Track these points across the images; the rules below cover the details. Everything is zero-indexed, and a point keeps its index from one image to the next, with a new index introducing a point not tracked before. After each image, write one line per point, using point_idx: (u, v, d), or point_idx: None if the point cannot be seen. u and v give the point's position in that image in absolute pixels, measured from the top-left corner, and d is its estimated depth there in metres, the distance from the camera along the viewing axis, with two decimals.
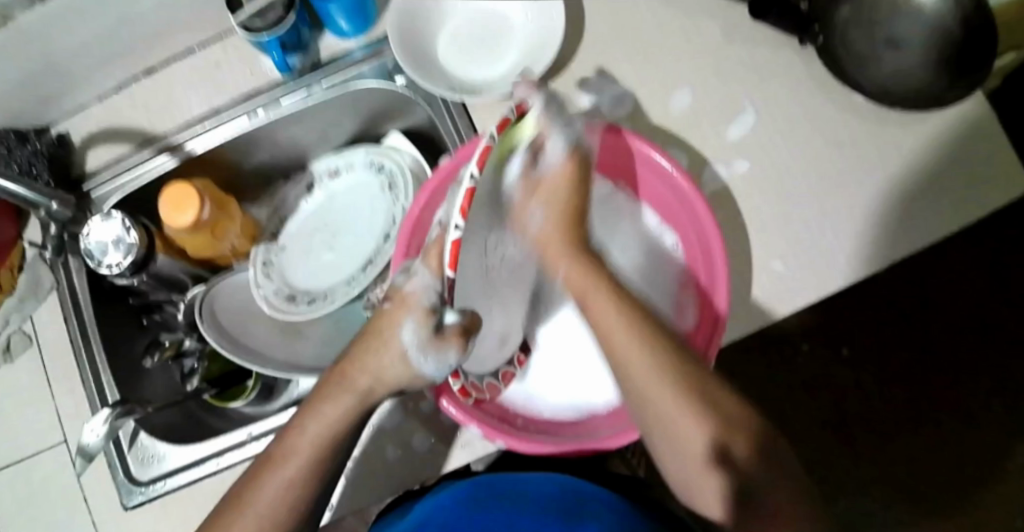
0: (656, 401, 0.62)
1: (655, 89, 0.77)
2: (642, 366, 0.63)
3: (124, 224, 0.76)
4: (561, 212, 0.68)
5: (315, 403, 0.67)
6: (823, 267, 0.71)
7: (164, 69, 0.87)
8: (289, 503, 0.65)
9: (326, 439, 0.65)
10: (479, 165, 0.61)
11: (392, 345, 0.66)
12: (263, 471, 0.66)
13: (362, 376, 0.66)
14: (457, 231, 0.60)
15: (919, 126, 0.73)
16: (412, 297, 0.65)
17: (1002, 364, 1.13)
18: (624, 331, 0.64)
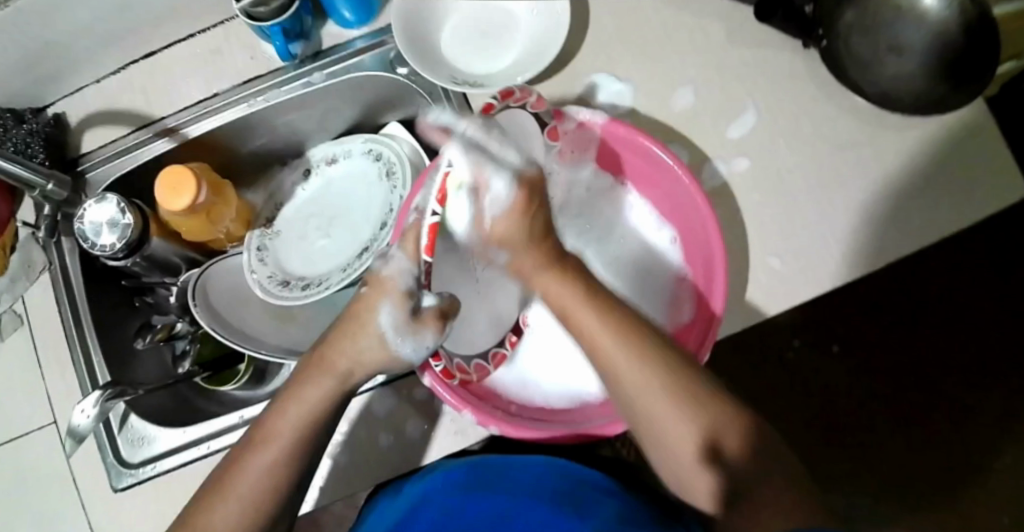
0: (637, 398, 0.62)
1: (657, 86, 0.77)
2: (623, 363, 0.62)
3: (119, 206, 0.76)
4: (523, 245, 0.65)
5: (296, 388, 0.67)
6: (821, 267, 0.71)
7: (163, 51, 0.86)
8: (271, 487, 0.64)
9: (309, 422, 0.65)
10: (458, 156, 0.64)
11: (369, 327, 0.66)
12: (242, 455, 0.65)
13: (339, 360, 0.67)
14: (434, 217, 0.64)
15: (921, 131, 0.72)
16: (389, 281, 0.66)
17: (997, 369, 1.12)
18: (603, 339, 0.62)
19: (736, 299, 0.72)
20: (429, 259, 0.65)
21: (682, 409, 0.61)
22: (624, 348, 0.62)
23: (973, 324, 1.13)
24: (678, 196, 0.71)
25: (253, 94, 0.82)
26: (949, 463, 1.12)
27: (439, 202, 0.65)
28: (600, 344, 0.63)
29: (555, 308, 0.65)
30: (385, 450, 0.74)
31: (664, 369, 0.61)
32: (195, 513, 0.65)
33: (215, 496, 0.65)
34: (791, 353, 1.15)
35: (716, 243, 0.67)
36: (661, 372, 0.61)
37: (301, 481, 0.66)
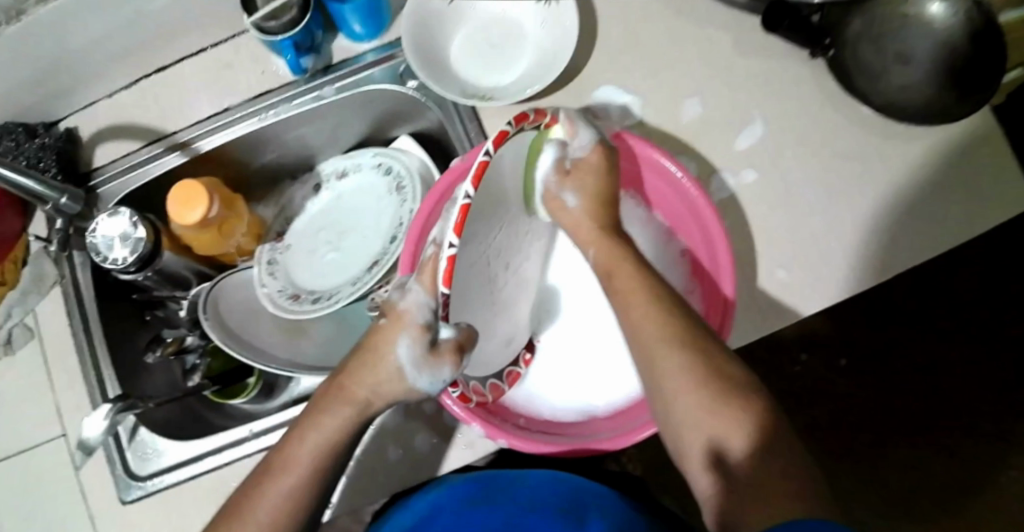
0: (660, 359, 0.63)
1: (665, 98, 0.77)
2: (653, 324, 0.64)
3: (131, 220, 0.77)
4: (592, 196, 0.69)
5: (315, 415, 0.66)
6: (830, 276, 0.71)
7: (174, 67, 0.87)
8: (291, 510, 0.64)
9: (332, 446, 0.65)
10: (474, 182, 0.58)
11: (387, 359, 0.65)
12: (261, 482, 0.65)
13: (359, 388, 0.66)
14: (453, 249, 0.56)
15: (929, 141, 0.72)
16: (406, 314, 0.64)
17: (1010, 381, 1.11)
18: (637, 297, 0.65)
19: (744, 310, 0.72)
20: (448, 291, 0.58)
21: (698, 385, 0.61)
22: (659, 309, 0.64)
23: (984, 337, 1.12)
24: (686, 208, 0.71)
25: (264, 108, 0.83)
26: (962, 479, 1.10)
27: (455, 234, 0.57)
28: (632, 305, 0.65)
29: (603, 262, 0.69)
30: (394, 463, 0.74)
31: (690, 342, 0.63)
32: None
33: (231, 523, 0.64)
34: (799, 365, 1.15)
35: (719, 235, 0.68)
36: (689, 345, 0.63)
37: (319, 504, 0.66)
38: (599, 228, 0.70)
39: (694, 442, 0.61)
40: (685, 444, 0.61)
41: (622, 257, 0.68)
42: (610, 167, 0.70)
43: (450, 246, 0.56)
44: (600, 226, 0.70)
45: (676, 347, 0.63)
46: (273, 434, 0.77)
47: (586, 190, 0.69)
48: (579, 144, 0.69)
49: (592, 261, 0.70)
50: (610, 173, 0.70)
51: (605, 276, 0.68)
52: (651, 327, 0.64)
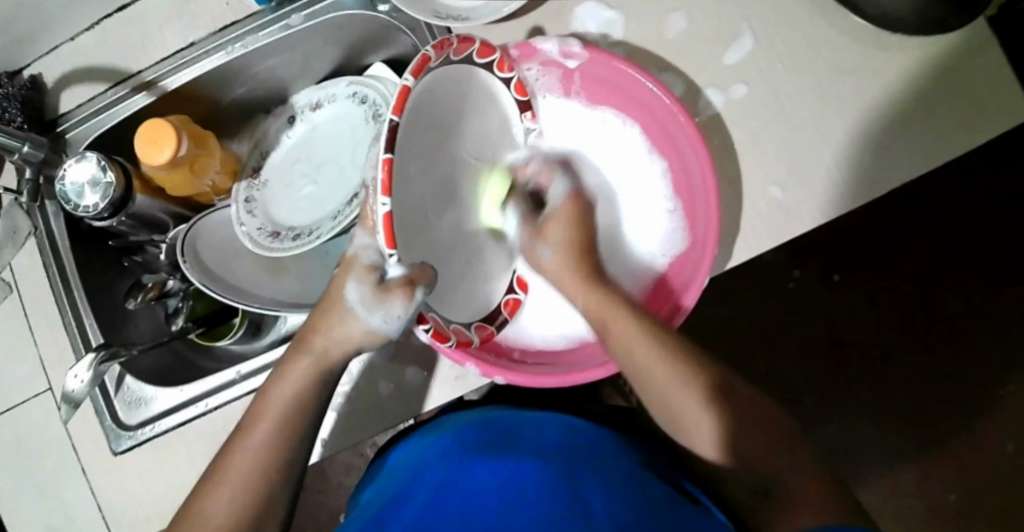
0: (684, 405, 0.64)
1: (649, 11, 0.74)
2: (647, 351, 0.64)
3: (100, 163, 0.74)
4: (569, 247, 0.68)
5: (280, 369, 0.66)
6: (822, 190, 0.70)
7: (135, 4, 0.83)
8: (262, 466, 0.64)
9: (298, 401, 0.65)
10: (395, 108, 0.57)
11: (342, 305, 0.64)
12: (233, 440, 0.65)
13: (316, 337, 0.65)
14: (386, 209, 0.55)
15: (926, 43, 0.69)
16: (356, 258, 0.64)
17: (1005, 299, 1.10)
18: (647, 359, 0.64)
19: (733, 227, 0.70)
20: (394, 252, 0.56)
21: (713, 410, 0.63)
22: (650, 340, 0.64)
23: (980, 254, 1.11)
24: (663, 122, 0.68)
25: (230, 40, 0.80)
26: (957, 395, 1.11)
27: (383, 192, 0.55)
28: (642, 365, 0.64)
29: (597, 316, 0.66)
30: (383, 396, 0.73)
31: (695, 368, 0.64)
32: (191, 500, 0.65)
33: (208, 483, 0.65)
34: (794, 286, 1.15)
35: (707, 169, 0.65)
36: (693, 372, 0.64)
37: (295, 455, 0.65)
38: (583, 274, 0.67)
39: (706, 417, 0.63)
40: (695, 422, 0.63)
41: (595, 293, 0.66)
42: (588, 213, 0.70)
43: (381, 204, 0.55)
44: (582, 271, 0.68)
45: (657, 347, 0.64)
46: (262, 374, 0.75)
47: (566, 242, 0.68)
48: (554, 194, 0.70)
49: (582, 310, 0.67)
50: (584, 223, 0.70)
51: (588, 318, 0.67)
52: (628, 335, 0.64)
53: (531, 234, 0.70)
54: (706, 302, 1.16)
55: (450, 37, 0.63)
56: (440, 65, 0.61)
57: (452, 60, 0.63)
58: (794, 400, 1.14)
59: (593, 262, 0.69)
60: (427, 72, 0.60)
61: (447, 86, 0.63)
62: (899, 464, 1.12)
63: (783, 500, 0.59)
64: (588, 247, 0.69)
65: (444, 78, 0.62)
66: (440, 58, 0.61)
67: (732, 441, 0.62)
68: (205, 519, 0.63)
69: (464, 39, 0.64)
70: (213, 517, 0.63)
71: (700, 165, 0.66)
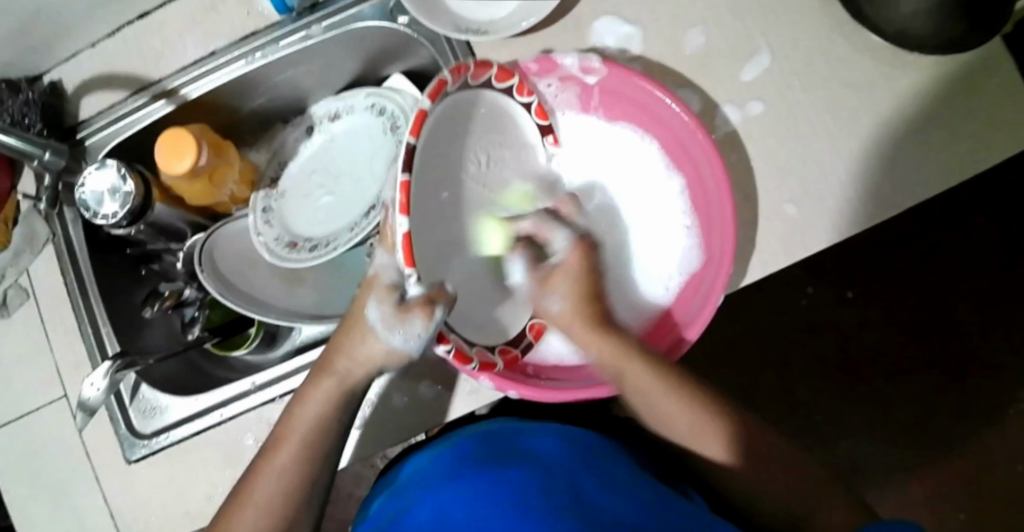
0: (693, 429, 0.66)
1: (667, 26, 0.74)
2: (665, 393, 0.65)
3: (119, 172, 0.74)
4: (575, 297, 0.66)
5: (303, 391, 0.67)
6: (839, 208, 0.69)
7: (156, 13, 0.84)
8: (287, 488, 0.65)
9: (321, 422, 0.66)
10: (413, 130, 0.62)
11: (361, 325, 0.66)
12: (258, 461, 0.66)
13: (338, 359, 0.66)
14: (404, 228, 0.61)
15: (947, 63, 0.69)
16: (374, 278, 0.65)
17: (1019, 317, 1.09)
18: (659, 396, 0.65)
19: (749, 246, 0.70)
20: (411, 269, 0.62)
21: (718, 426, 0.66)
22: (666, 380, 0.65)
23: (995, 272, 1.10)
24: (681, 138, 0.68)
25: (250, 50, 0.80)
26: (969, 413, 1.10)
27: (400, 210, 0.60)
28: (658, 403, 0.66)
29: (614, 371, 0.65)
30: (397, 410, 0.73)
31: (694, 388, 0.67)
32: (217, 522, 0.66)
33: (233, 505, 0.65)
34: (807, 300, 1.14)
35: (722, 184, 0.65)
36: (705, 403, 0.67)
37: (317, 475, 0.66)
38: (589, 320, 0.66)
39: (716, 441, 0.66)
40: (708, 444, 0.66)
41: (615, 346, 0.65)
42: (595, 258, 0.67)
43: (401, 222, 0.61)
44: (589, 319, 0.66)
45: (672, 385, 0.66)
46: (277, 385, 0.75)
47: (569, 288, 0.66)
48: (558, 244, 0.67)
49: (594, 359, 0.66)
50: (592, 269, 0.67)
51: (610, 375, 0.65)
52: (648, 381, 0.65)
53: (537, 281, 0.69)
54: (719, 315, 1.15)
55: (468, 63, 0.68)
56: (457, 90, 0.67)
57: (470, 85, 0.68)
58: (805, 416, 1.14)
59: (601, 308, 0.67)
60: (443, 95, 0.65)
61: (464, 111, 0.69)
62: (909, 482, 1.11)
63: (795, 499, 0.65)
64: (595, 295, 0.67)
65: (463, 102, 0.68)
66: (456, 83, 0.66)
67: (741, 447, 0.66)
68: None
69: (483, 65, 0.69)
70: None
71: (717, 178, 0.66)
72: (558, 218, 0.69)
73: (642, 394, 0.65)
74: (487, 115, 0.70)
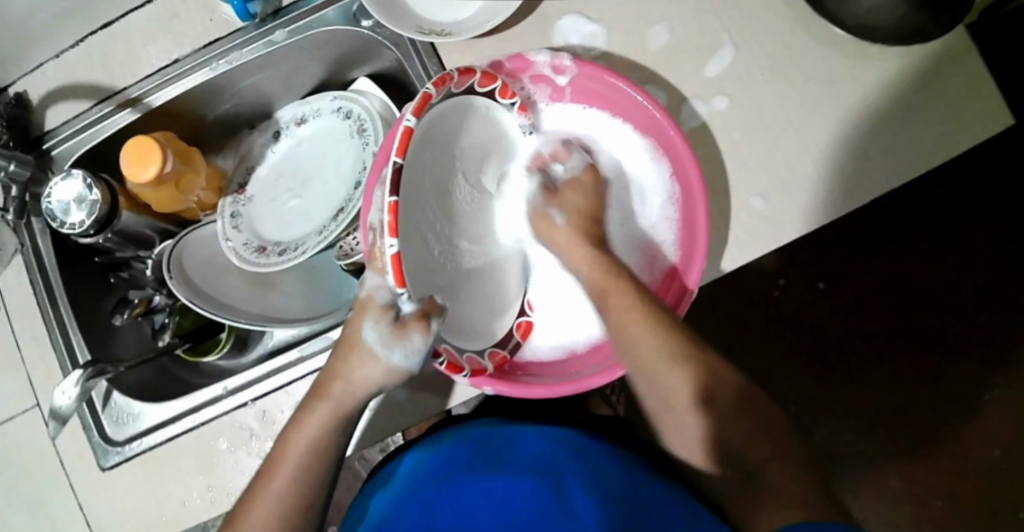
0: (666, 375, 0.65)
1: (629, 23, 0.74)
2: (648, 331, 0.65)
3: (85, 181, 0.74)
4: (577, 214, 0.70)
5: (298, 414, 0.67)
6: (802, 199, 0.70)
7: (120, 22, 0.84)
8: (285, 512, 0.64)
9: (315, 446, 0.65)
10: (398, 148, 0.58)
11: (361, 345, 0.65)
12: (253, 490, 0.65)
13: (334, 383, 0.66)
14: (394, 249, 0.57)
15: (905, 55, 0.70)
16: (369, 299, 0.64)
17: (988, 303, 1.11)
18: (653, 354, 0.65)
19: (717, 239, 0.71)
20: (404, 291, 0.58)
21: (702, 413, 0.65)
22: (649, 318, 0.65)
23: (964, 258, 1.12)
24: (649, 132, 0.69)
25: (214, 56, 0.80)
26: (942, 399, 1.12)
27: (393, 233, 0.57)
28: (648, 365, 0.65)
29: (598, 283, 0.67)
30: (371, 412, 0.73)
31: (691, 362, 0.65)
32: None
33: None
34: (779, 293, 1.15)
35: (695, 182, 0.66)
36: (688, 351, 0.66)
37: (315, 497, 0.65)
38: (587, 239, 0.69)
39: (682, 394, 0.65)
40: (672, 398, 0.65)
41: (616, 279, 0.67)
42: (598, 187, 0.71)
43: (390, 245, 0.57)
44: (589, 238, 0.69)
45: (659, 328, 0.65)
46: (249, 388, 0.75)
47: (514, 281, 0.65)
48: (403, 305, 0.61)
49: (584, 280, 0.69)
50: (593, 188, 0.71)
51: (598, 298, 0.67)
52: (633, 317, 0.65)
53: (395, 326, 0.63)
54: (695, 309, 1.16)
55: (450, 71, 0.64)
56: (440, 101, 0.63)
57: (452, 95, 0.64)
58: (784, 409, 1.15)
59: (599, 232, 0.70)
60: (427, 110, 0.61)
61: (447, 122, 0.64)
62: (886, 469, 1.13)
63: (763, 486, 0.61)
64: (596, 216, 0.70)
65: (444, 116, 0.64)
66: (440, 96, 0.63)
67: (720, 436, 0.64)
68: None
69: (462, 70, 0.65)
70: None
71: (687, 174, 0.67)
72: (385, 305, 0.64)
73: (621, 324, 0.65)
74: (470, 122, 0.67)
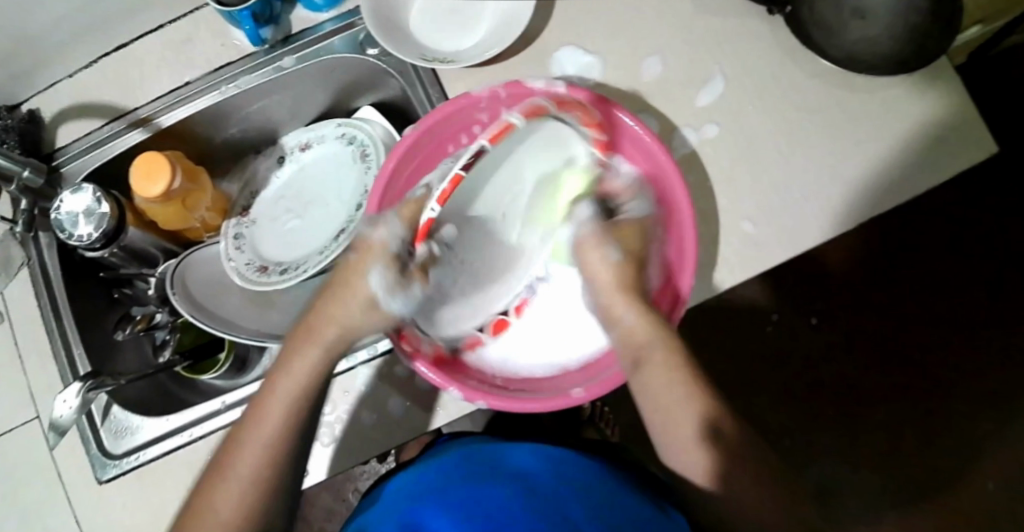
0: (677, 407, 0.65)
1: (626, 55, 0.77)
2: (661, 357, 0.65)
3: (95, 195, 0.76)
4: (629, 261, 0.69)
5: (284, 361, 0.65)
6: (793, 226, 0.72)
7: (134, 44, 0.86)
8: (272, 457, 0.62)
9: (304, 390, 0.64)
10: (491, 137, 0.65)
11: (357, 291, 0.66)
12: (238, 433, 0.64)
13: (327, 327, 0.66)
14: (433, 215, 0.64)
15: (887, 91, 0.73)
16: (377, 245, 0.67)
17: (981, 336, 1.13)
18: (673, 401, 0.65)
19: (709, 263, 0.72)
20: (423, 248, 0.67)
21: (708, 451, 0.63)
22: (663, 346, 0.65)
23: (956, 293, 1.13)
24: (644, 158, 0.71)
25: (224, 80, 0.83)
26: (935, 431, 1.13)
27: (439, 202, 0.64)
28: (670, 408, 0.65)
29: (632, 348, 0.66)
30: (367, 431, 0.73)
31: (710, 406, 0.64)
32: (195, 501, 0.63)
33: (214, 479, 0.62)
34: (770, 327, 1.16)
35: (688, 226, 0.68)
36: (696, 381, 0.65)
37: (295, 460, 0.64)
38: (639, 298, 0.68)
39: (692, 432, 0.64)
40: (678, 432, 0.64)
41: (657, 336, 0.66)
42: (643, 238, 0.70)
43: (432, 211, 0.64)
44: (637, 297, 0.68)
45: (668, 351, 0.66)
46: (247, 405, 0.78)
47: (628, 251, 0.69)
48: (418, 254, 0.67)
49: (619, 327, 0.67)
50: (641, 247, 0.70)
51: (631, 352, 0.66)
52: (653, 349, 0.65)
53: (394, 278, 0.66)
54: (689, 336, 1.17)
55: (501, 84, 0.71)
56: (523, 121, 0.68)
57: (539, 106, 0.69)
58: (776, 441, 1.15)
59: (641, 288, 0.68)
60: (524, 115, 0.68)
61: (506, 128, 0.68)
62: (883, 500, 1.13)
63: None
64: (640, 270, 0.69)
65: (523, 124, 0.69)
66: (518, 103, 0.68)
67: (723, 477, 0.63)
68: (212, 513, 0.61)
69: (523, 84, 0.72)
70: (218, 511, 0.61)
71: (684, 207, 0.68)
72: (391, 255, 0.66)
73: (639, 352, 0.66)
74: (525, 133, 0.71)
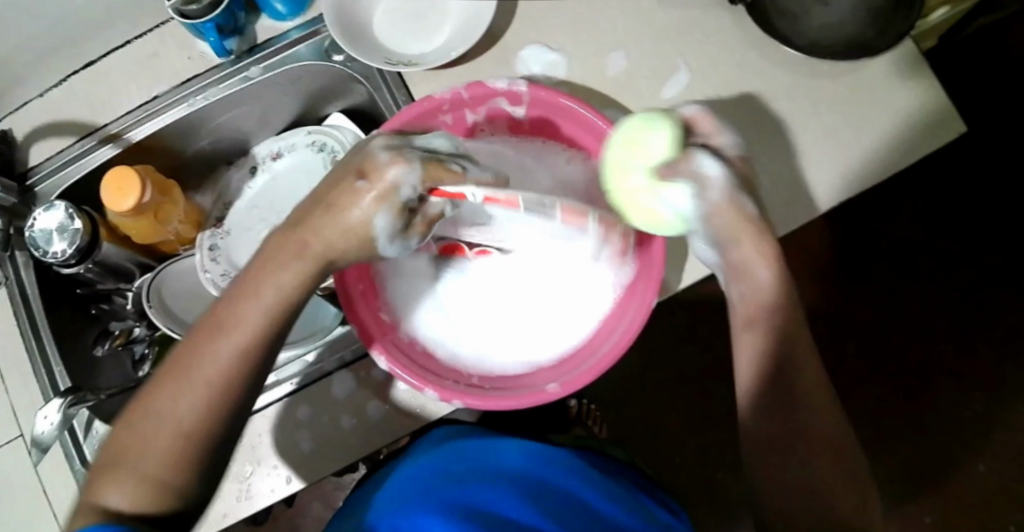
0: (763, 358, 0.61)
1: (591, 50, 0.77)
2: (762, 306, 0.60)
3: (67, 212, 0.76)
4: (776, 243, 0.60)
5: (263, 267, 0.58)
6: (766, 212, 0.72)
7: (101, 60, 0.86)
8: (235, 371, 0.57)
9: (279, 309, 0.58)
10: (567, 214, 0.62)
11: (353, 225, 0.58)
12: (202, 333, 0.57)
13: (316, 242, 0.58)
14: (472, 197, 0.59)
15: (852, 75, 0.73)
16: (390, 184, 0.57)
17: (952, 313, 1.18)
18: (763, 353, 0.60)
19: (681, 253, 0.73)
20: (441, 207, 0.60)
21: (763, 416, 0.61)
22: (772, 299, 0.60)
23: (926, 275, 1.18)
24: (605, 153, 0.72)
25: (193, 93, 0.83)
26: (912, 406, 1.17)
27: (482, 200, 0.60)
28: (753, 355, 0.61)
29: (747, 314, 0.61)
30: (347, 436, 0.73)
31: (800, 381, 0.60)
32: (145, 399, 0.57)
33: (168, 380, 0.56)
34: None
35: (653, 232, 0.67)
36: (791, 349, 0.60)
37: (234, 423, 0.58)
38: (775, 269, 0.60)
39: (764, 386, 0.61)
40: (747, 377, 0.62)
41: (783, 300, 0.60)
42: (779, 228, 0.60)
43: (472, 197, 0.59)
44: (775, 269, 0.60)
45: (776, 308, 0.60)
46: None
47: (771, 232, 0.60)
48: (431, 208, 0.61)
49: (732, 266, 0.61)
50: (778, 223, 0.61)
51: (743, 296, 0.61)
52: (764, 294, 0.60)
53: (395, 227, 0.59)
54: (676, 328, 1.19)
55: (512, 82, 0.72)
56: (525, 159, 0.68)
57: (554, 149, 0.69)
58: None
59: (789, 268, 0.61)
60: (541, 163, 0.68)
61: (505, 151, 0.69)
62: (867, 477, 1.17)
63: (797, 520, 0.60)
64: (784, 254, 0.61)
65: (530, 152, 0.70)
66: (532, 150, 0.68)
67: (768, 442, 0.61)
68: (160, 419, 0.56)
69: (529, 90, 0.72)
70: (164, 414, 0.56)
71: None
72: (400, 200, 0.58)
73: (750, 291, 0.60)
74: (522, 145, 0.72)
